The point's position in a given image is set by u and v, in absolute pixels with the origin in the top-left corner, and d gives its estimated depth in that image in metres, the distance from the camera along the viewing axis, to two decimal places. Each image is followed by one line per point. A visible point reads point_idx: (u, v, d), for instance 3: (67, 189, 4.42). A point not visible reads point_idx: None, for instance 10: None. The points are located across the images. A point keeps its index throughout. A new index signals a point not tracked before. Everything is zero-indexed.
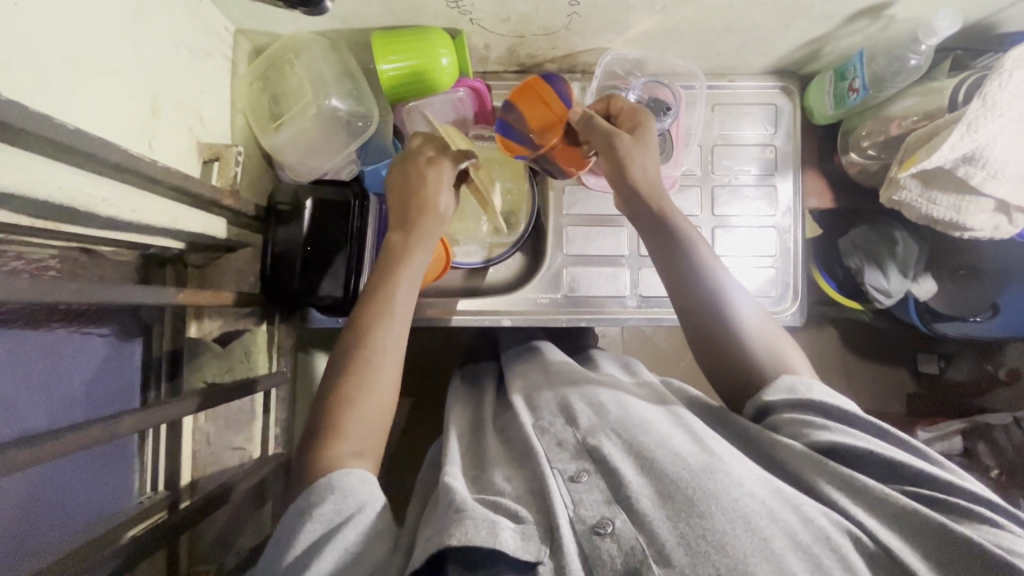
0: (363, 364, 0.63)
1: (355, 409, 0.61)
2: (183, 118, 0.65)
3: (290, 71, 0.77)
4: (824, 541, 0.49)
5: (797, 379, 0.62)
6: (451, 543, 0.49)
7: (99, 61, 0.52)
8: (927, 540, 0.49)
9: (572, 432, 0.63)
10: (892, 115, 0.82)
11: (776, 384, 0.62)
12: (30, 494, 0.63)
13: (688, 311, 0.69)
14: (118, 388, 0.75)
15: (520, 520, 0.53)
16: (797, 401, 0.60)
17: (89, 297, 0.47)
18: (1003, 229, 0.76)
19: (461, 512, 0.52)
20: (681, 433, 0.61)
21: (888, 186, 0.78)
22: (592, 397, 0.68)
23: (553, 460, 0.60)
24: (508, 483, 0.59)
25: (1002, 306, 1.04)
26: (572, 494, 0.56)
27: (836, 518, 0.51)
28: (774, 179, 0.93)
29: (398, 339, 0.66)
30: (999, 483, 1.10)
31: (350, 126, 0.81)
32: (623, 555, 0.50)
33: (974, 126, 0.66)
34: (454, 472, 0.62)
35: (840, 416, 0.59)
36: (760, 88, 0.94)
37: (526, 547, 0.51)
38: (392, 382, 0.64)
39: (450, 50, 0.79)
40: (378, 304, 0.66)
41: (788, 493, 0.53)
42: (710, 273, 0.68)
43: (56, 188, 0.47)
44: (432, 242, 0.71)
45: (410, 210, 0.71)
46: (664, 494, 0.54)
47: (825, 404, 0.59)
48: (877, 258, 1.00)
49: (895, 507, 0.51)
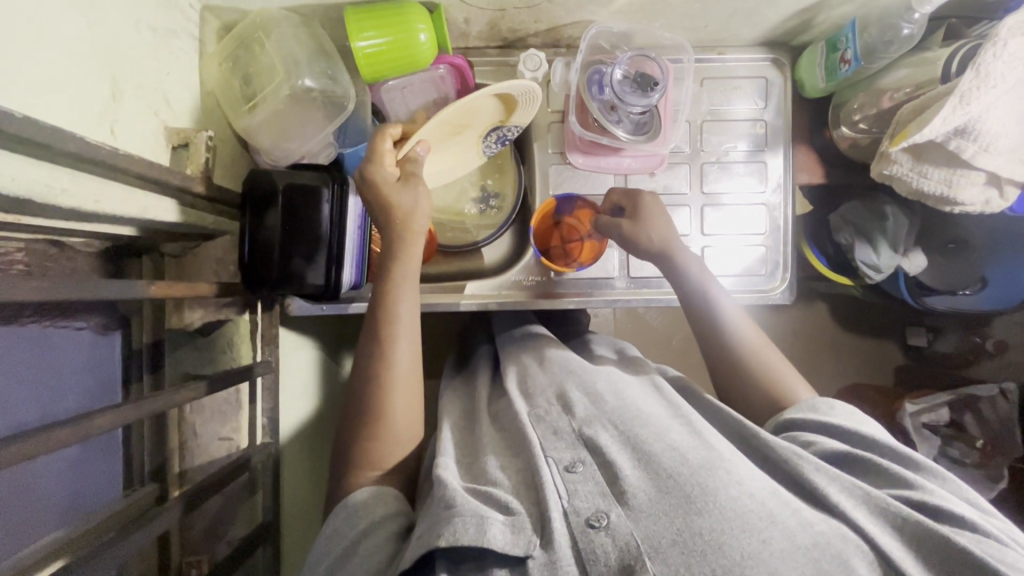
0: (375, 397, 0.66)
1: (368, 414, 0.66)
2: (147, 101, 0.62)
3: (260, 51, 0.74)
4: (823, 543, 0.49)
5: (819, 400, 0.66)
6: (440, 544, 0.49)
7: (48, 40, 0.48)
8: (928, 549, 0.49)
9: (567, 421, 0.63)
10: (883, 87, 0.80)
11: (800, 403, 0.66)
12: (5, 493, 0.62)
13: (690, 314, 0.77)
14: (98, 382, 0.74)
15: (510, 512, 0.53)
16: (822, 422, 0.62)
17: (53, 295, 0.45)
18: (995, 202, 0.75)
19: (450, 510, 0.52)
20: (679, 425, 0.62)
21: (879, 161, 0.77)
22: (589, 387, 0.68)
23: (548, 448, 0.60)
24: (501, 472, 0.58)
25: (990, 279, 1.06)
26: (566, 485, 0.55)
27: (835, 523, 0.51)
28: (764, 155, 0.91)
29: (410, 389, 0.68)
30: (984, 452, 1.15)
31: (326, 107, 0.77)
32: (617, 550, 0.49)
33: (966, 98, 0.64)
34: (447, 462, 0.61)
35: (853, 438, 0.60)
36: (749, 60, 0.91)
37: (515, 540, 0.50)
38: (409, 403, 0.68)
39: (429, 26, 0.75)
40: (389, 334, 0.68)
41: (787, 497, 0.53)
42: (709, 290, 0.76)
43: (8, 178, 0.44)
44: (416, 285, 0.71)
45: (393, 228, 0.68)
46: (661, 489, 0.53)
47: (843, 428, 0.61)
48: (866, 233, 0.99)
49: (897, 515, 0.51)
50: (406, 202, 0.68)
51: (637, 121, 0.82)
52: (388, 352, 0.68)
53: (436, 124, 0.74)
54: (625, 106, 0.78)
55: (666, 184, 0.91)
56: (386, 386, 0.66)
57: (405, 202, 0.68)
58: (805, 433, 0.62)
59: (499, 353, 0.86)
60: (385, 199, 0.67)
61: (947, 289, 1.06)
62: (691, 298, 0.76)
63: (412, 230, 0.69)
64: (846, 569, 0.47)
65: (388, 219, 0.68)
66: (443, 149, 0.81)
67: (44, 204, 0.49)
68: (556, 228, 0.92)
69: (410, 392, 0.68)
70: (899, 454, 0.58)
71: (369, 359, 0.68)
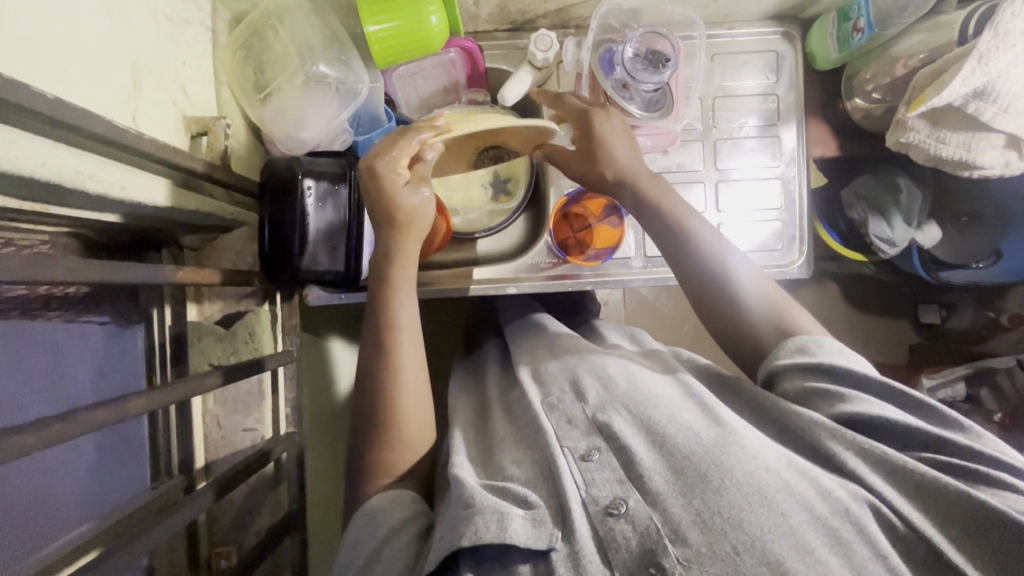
0: (387, 392, 0.66)
1: (383, 411, 0.66)
2: (166, 89, 0.62)
3: (273, 38, 0.74)
4: (843, 513, 0.48)
5: (807, 339, 0.61)
6: (463, 544, 0.49)
7: (74, 30, 0.48)
8: (950, 511, 0.48)
9: (580, 408, 0.61)
10: (897, 55, 0.79)
11: (784, 347, 0.62)
12: (33, 484, 0.62)
13: (670, 256, 0.71)
14: (121, 374, 0.74)
15: (529, 506, 0.52)
16: (806, 365, 0.58)
17: (84, 277, 0.45)
18: (1014, 164, 0.74)
19: (469, 509, 0.52)
20: (690, 405, 0.60)
21: (896, 129, 0.76)
22: (600, 371, 0.66)
23: (563, 437, 0.58)
24: (515, 467, 0.57)
25: (1005, 251, 1.05)
26: (583, 474, 0.54)
27: (855, 489, 0.50)
28: (777, 129, 0.91)
29: (419, 374, 0.68)
30: (1003, 426, 1.12)
31: (340, 93, 0.76)
32: (638, 536, 0.49)
33: (986, 58, 0.64)
34: (460, 461, 0.61)
35: (865, 382, 0.56)
36: (759, 34, 0.91)
37: (537, 535, 0.50)
38: (422, 392, 0.68)
39: (440, 8, 0.75)
40: (392, 332, 0.67)
41: (802, 464, 0.52)
42: (698, 237, 0.70)
43: (40, 163, 0.45)
44: (412, 280, 0.69)
45: (394, 232, 0.67)
46: (676, 470, 0.52)
47: (850, 372, 0.57)
48: (880, 206, 1.00)
49: (914, 476, 0.50)
50: (412, 202, 0.67)
51: (647, 99, 0.82)
52: (393, 357, 0.67)
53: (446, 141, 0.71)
54: (637, 84, 0.78)
55: (680, 163, 0.91)
56: (397, 382, 0.66)
57: (413, 208, 0.67)
58: (804, 381, 0.58)
59: (508, 345, 0.85)
60: (389, 203, 0.66)
61: (960, 262, 1.07)
62: (691, 255, 0.70)
63: (412, 233, 0.68)
64: (865, 538, 0.47)
65: (389, 221, 0.67)
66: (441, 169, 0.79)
67: (72, 190, 0.49)
68: (564, 219, 0.92)
69: (421, 399, 0.68)
70: (902, 396, 0.56)
71: (377, 361, 0.67)
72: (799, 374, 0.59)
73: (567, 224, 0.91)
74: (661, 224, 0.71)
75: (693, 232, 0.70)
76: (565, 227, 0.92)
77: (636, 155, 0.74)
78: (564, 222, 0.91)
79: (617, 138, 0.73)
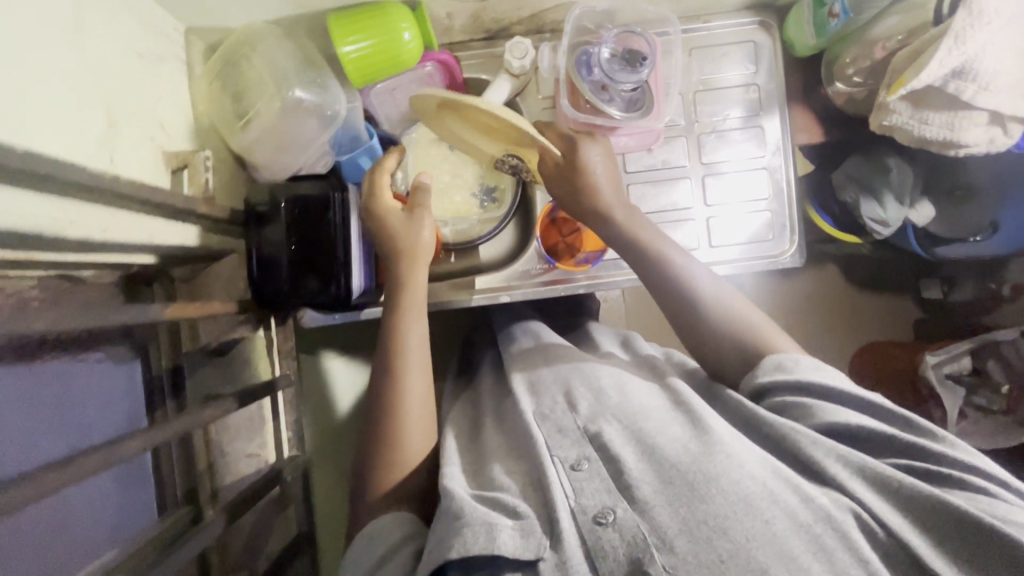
0: (388, 411, 0.67)
1: (383, 429, 0.67)
2: (144, 126, 0.63)
3: (248, 66, 0.74)
4: (825, 521, 0.48)
5: (784, 356, 0.61)
6: (452, 556, 0.50)
7: (42, 78, 0.49)
8: (930, 517, 0.48)
9: (572, 419, 0.61)
10: (874, 38, 0.79)
11: (763, 364, 0.62)
12: (38, 526, 0.63)
13: (648, 284, 0.72)
14: (122, 410, 0.74)
15: (520, 517, 0.52)
16: (790, 382, 0.58)
17: (71, 324, 0.46)
18: (1000, 140, 0.73)
19: (459, 520, 0.52)
20: (677, 416, 0.60)
21: (878, 112, 0.76)
22: (593, 383, 0.67)
23: (553, 446, 0.58)
24: (508, 478, 0.57)
25: (1001, 223, 1.03)
26: (572, 483, 0.54)
27: (837, 496, 0.50)
28: (760, 119, 0.91)
29: (424, 393, 0.69)
30: (1011, 399, 1.09)
31: (319, 117, 0.76)
32: (626, 544, 0.49)
33: (962, 38, 0.63)
34: (452, 470, 0.61)
35: (845, 397, 0.56)
36: (736, 25, 0.90)
37: (525, 545, 0.50)
38: (425, 411, 0.68)
39: (412, 25, 0.75)
40: (398, 361, 0.69)
41: (787, 472, 0.52)
42: (674, 265, 0.70)
43: (17, 216, 0.45)
44: (423, 308, 0.72)
45: (401, 258, 0.72)
46: (664, 479, 0.52)
47: (827, 389, 0.57)
48: (872, 188, 0.98)
49: (893, 485, 0.50)
50: (413, 232, 0.72)
51: (626, 99, 0.81)
52: (400, 379, 0.68)
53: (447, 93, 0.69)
54: (616, 85, 0.78)
55: (665, 159, 0.91)
56: (399, 402, 0.67)
57: (413, 231, 0.73)
58: (785, 399, 0.58)
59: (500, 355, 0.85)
60: (393, 228, 0.72)
61: (957, 236, 1.05)
62: (674, 285, 0.70)
63: (418, 259, 0.73)
64: (848, 545, 0.47)
65: (393, 252, 0.72)
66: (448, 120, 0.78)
67: (52, 237, 0.49)
68: (552, 225, 0.92)
69: (425, 417, 0.68)
70: (887, 412, 0.55)
71: (383, 382, 0.69)
72: (781, 392, 0.59)
73: (554, 231, 0.92)
74: (637, 254, 0.72)
75: (668, 261, 0.70)
76: (551, 233, 0.92)
77: (618, 193, 0.75)
78: (551, 230, 0.91)
79: (603, 174, 0.74)
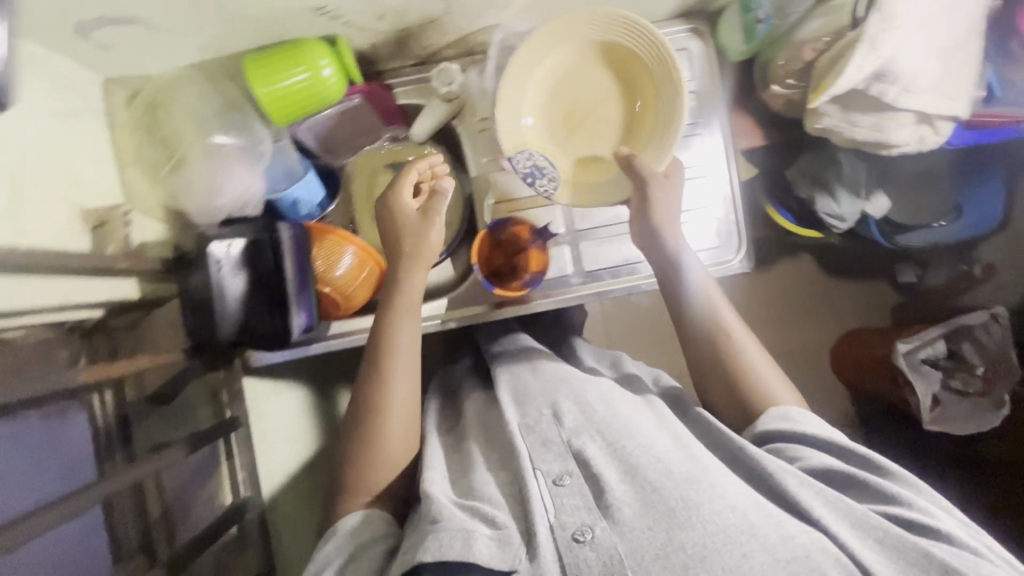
0: (372, 411, 0.66)
1: (361, 429, 0.66)
2: (57, 187, 0.63)
3: (168, 115, 0.75)
4: (803, 560, 0.47)
5: (790, 409, 0.63)
6: (426, 558, 0.50)
7: None
8: (907, 560, 0.48)
9: (557, 432, 0.61)
10: (799, 42, 0.78)
11: (770, 412, 0.63)
12: None
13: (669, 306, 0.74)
14: (69, 468, 0.70)
15: (497, 526, 0.53)
16: (790, 430, 0.60)
17: None
18: (929, 138, 0.73)
19: (437, 524, 0.53)
20: (664, 435, 0.60)
21: (810, 116, 0.75)
22: (580, 396, 0.65)
23: (537, 459, 0.58)
24: (489, 486, 0.58)
25: (964, 206, 1.05)
26: (553, 500, 0.54)
27: (816, 535, 0.49)
28: (699, 127, 0.90)
29: (408, 393, 0.68)
30: (987, 379, 1.09)
31: (245, 158, 0.78)
32: (601, 565, 0.49)
33: (876, 41, 0.63)
34: (434, 476, 0.61)
35: (841, 451, 0.58)
36: (670, 34, 0.89)
37: (501, 555, 0.50)
38: (406, 412, 0.68)
39: (332, 60, 0.74)
40: (384, 362, 0.68)
41: (769, 509, 0.52)
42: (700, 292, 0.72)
43: None
44: (415, 309, 0.72)
45: (403, 250, 0.72)
46: (646, 502, 0.52)
47: (824, 440, 0.59)
48: (823, 182, 0.98)
49: (876, 530, 0.50)
50: (422, 231, 0.73)
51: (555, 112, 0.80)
52: (384, 381, 0.67)
53: (619, 29, 0.72)
54: None
55: None
56: (381, 408, 0.66)
57: (421, 230, 0.73)
58: (786, 446, 0.60)
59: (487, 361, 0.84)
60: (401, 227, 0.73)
61: (922, 224, 1.03)
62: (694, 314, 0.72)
63: (423, 258, 0.73)
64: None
65: (397, 250, 0.73)
66: (536, 66, 0.77)
67: None
68: (493, 248, 0.87)
69: (408, 418, 0.68)
70: (879, 466, 0.56)
71: (369, 380, 0.68)
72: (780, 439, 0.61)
73: (494, 256, 0.87)
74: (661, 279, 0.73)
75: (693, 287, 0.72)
76: (491, 258, 0.87)
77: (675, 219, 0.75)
78: (491, 255, 0.87)
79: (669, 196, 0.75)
